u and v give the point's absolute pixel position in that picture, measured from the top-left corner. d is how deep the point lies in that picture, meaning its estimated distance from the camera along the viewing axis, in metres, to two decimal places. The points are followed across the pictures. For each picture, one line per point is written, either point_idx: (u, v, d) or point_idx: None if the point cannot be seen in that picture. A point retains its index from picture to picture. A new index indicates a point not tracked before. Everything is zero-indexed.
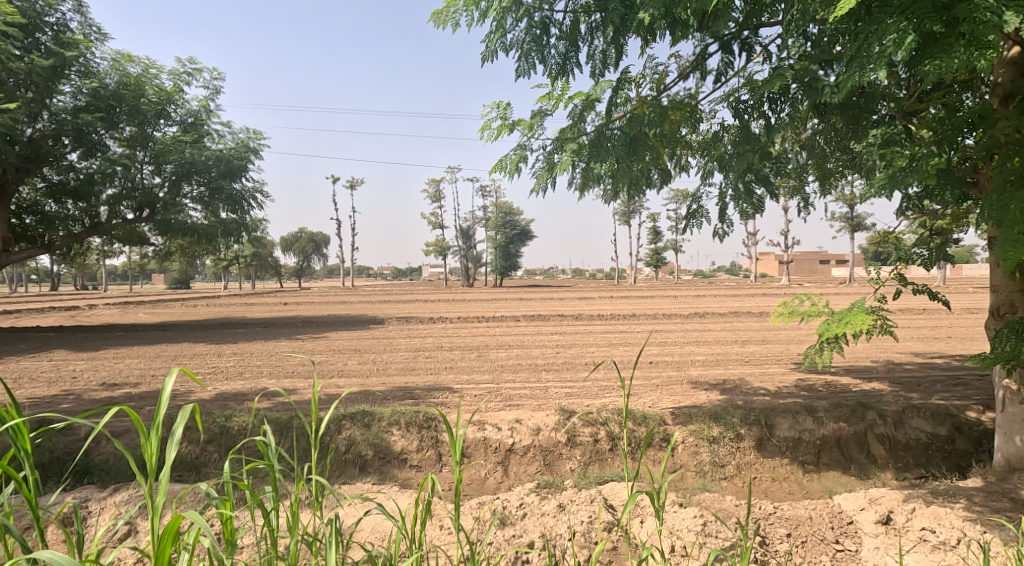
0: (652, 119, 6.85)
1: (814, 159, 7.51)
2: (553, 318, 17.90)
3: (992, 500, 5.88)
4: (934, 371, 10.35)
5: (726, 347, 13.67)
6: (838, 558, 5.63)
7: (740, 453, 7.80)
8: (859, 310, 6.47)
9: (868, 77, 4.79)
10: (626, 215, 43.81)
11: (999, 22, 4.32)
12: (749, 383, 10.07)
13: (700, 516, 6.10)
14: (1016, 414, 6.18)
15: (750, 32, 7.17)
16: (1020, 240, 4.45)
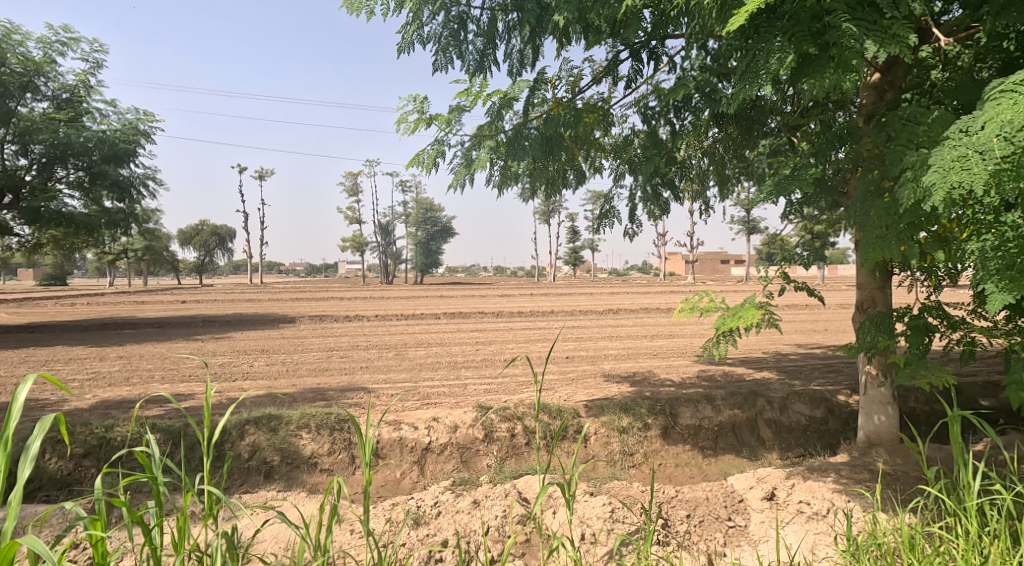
0: (567, 121, 7.17)
1: (715, 165, 8.06)
2: (472, 315, 18.13)
3: (856, 473, 6.50)
4: (822, 362, 11.17)
5: (637, 341, 14.29)
6: (730, 534, 6.09)
7: (647, 441, 8.24)
8: (750, 305, 6.99)
9: (758, 90, 5.18)
10: (547, 214, 44.68)
11: (862, 47, 4.80)
12: (656, 375, 10.65)
13: (608, 503, 6.45)
14: (877, 396, 6.86)
15: (657, 43, 7.61)
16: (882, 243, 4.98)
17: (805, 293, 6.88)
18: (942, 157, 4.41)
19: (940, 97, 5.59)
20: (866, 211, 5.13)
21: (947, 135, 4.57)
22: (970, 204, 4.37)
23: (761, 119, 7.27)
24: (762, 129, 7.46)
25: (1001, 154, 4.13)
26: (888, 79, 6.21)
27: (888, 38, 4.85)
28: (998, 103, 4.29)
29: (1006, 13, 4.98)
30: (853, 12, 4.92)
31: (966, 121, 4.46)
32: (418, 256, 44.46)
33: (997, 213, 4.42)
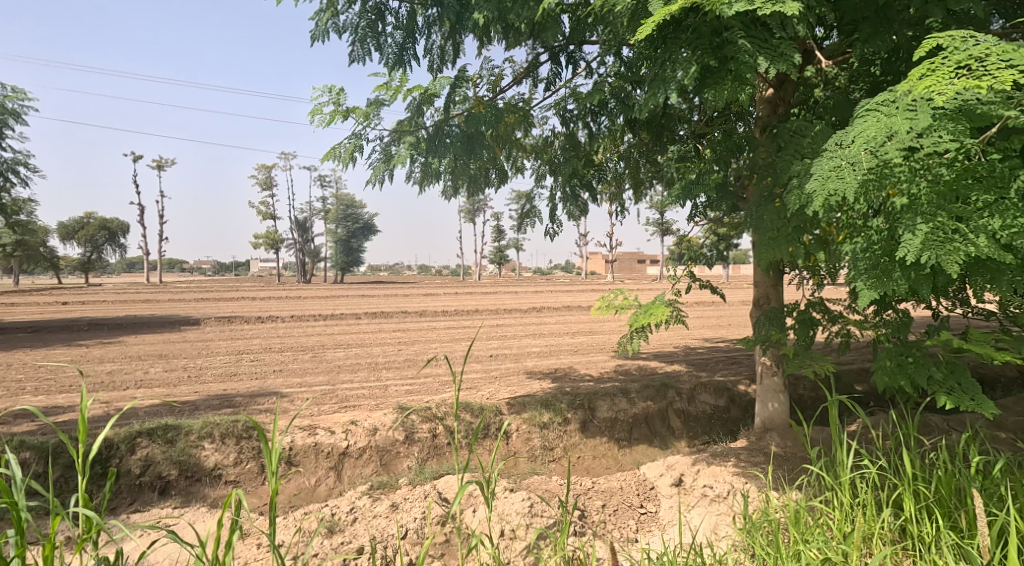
0: (489, 120, 7.32)
1: (630, 169, 8.41)
2: (393, 315, 18.10)
3: (753, 456, 6.98)
4: (729, 355, 11.78)
5: (558, 339, 14.63)
6: (642, 521, 6.42)
7: (566, 435, 8.51)
8: (660, 302, 7.33)
9: (666, 96, 5.50)
10: (472, 212, 44.85)
11: (755, 62, 5.14)
12: (576, 370, 11.02)
13: (528, 498, 6.64)
14: (772, 384, 7.37)
15: (575, 47, 7.89)
16: (774, 242, 5.39)
17: (709, 291, 7.27)
18: (821, 167, 4.77)
19: (821, 113, 6.18)
20: (761, 214, 5.55)
21: (826, 148, 4.92)
22: (845, 208, 4.75)
23: (671, 126, 7.75)
24: (671, 136, 7.90)
25: (868, 165, 4.49)
26: (780, 95, 6.68)
27: (776, 56, 5.20)
28: (866, 119, 4.66)
29: (873, 39, 5.53)
30: (748, 30, 5.27)
31: (839, 136, 4.83)
32: (337, 254, 43.78)
33: (866, 219, 4.79)
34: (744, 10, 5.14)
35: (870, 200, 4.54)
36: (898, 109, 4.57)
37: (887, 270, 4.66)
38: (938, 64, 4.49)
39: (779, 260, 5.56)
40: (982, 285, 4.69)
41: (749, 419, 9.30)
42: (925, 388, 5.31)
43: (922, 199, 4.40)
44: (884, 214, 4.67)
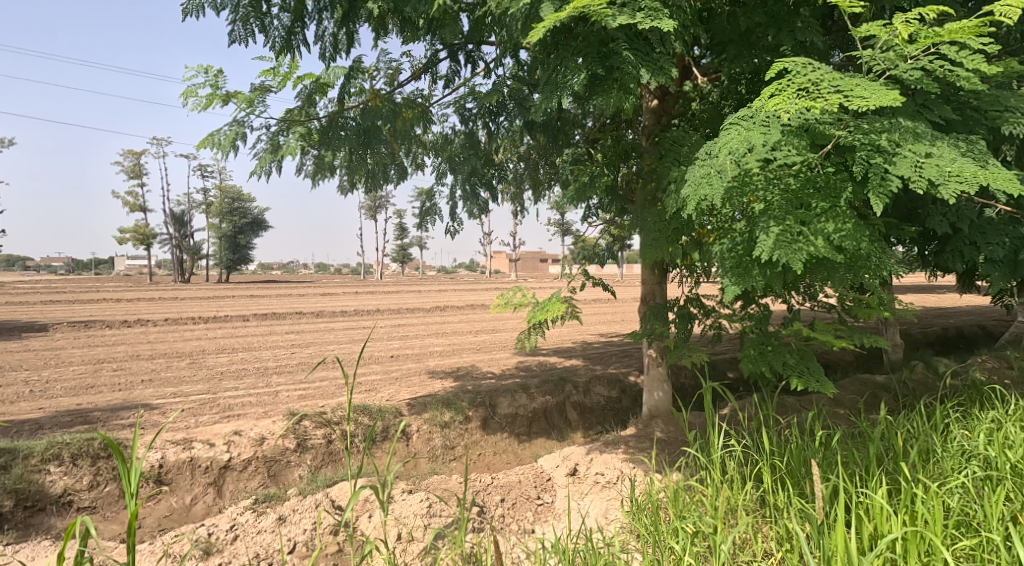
0: (386, 114, 7.34)
1: (530, 171, 8.71)
2: (285, 316, 17.71)
3: (640, 442, 7.43)
4: (622, 349, 12.33)
5: (461, 337, 14.79)
6: (540, 511, 6.63)
7: (467, 433, 8.66)
8: (556, 299, 7.61)
9: (557, 103, 5.68)
10: (373, 209, 44.38)
11: (638, 74, 5.44)
12: (478, 368, 11.23)
13: (426, 498, 6.58)
14: (657, 374, 7.92)
15: (474, 47, 8.06)
16: (656, 241, 5.92)
17: (602, 288, 7.61)
18: (694, 173, 5.09)
19: (696, 125, 6.79)
20: (646, 217, 6.15)
21: (698, 156, 5.29)
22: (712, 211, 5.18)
23: (567, 131, 8.20)
24: (568, 139, 8.32)
25: (732, 174, 4.81)
26: (664, 106, 7.23)
27: (656, 68, 5.58)
28: (731, 131, 5.00)
29: (738, 60, 6.24)
30: (632, 43, 5.57)
31: (709, 146, 5.17)
32: (224, 250, 42.36)
33: (732, 223, 5.22)
34: (628, 23, 5.43)
35: (733, 204, 4.97)
36: (756, 123, 4.97)
37: (748, 267, 5.13)
38: (784, 84, 4.82)
39: (660, 259, 6.06)
40: (823, 281, 5.24)
41: (640, 408, 9.81)
42: (781, 373, 5.78)
43: (775, 205, 4.87)
44: (745, 219, 5.12)
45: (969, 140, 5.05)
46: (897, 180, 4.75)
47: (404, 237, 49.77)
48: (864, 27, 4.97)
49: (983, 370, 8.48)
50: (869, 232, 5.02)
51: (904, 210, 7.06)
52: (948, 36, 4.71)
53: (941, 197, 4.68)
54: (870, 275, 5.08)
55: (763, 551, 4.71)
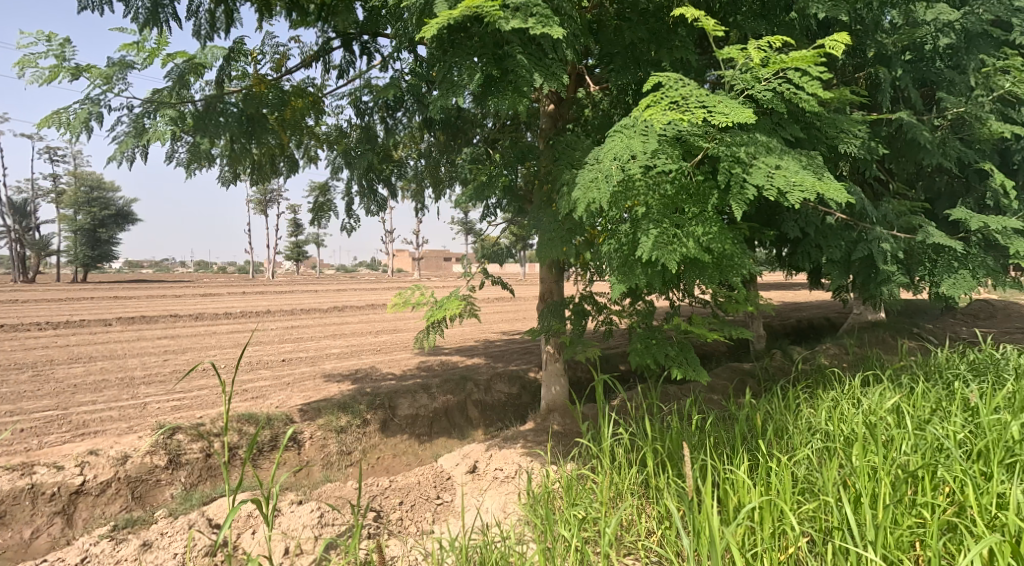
0: (272, 102, 7.18)
1: (431, 168, 8.61)
2: (158, 319, 16.83)
3: (538, 436, 7.75)
4: (522, 347, 12.56)
5: (360, 338, 14.63)
6: (440, 511, 6.67)
7: (365, 437, 8.60)
8: (455, 297, 7.69)
9: (450, 102, 5.77)
10: (262, 205, 42.88)
11: (532, 77, 5.63)
12: (377, 369, 11.15)
13: (317, 508, 6.27)
14: (555, 369, 8.20)
15: (370, 38, 7.81)
16: (552, 241, 6.14)
17: (500, 287, 7.75)
18: (584, 177, 5.33)
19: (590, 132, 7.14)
20: (541, 217, 6.41)
21: (587, 160, 5.54)
22: (601, 214, 5.44)
23: (466, 130, 8.39)
24: (466, 138, 8.52)
25: (617, 179, 5.10)
26: (560, 111, 7.46)
27: (549, 74, 5.71)
28: (614, 138, 5.28)
29: (624, 72, 6.49)
30: (526, 47, 5.74)
31: (595, 152, 5.44)
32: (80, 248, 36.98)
33: (618, 225, 5.48)
34: (522, 27, 5.57)
35: (617, 207, 5.21)
36: (636, 132, 5.25)
37: (632, 265, 5.44)
38: (658, 97, 5.12)
39: (555, 258, 6.31)
40: (696, 279, 5.61)
41: (539, 403, 10.04)
42: (664, 364, 6.16)
43: (653, 207, 5.17)
44: (629, 220, 5.41)
45: (810, 155, 5.52)
46: (753, 189, 5.13)
47: (297, 234, 48.40)
48: (725, 49, 5.35)
49: (825, 355, 9.33)
50: (732, 235, 5.40)
51: (764, 215, 7.62)
52: (789, 64, 5.11)
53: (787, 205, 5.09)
54: (735, 275, 5.45)
55: (649, 530, 5.07)
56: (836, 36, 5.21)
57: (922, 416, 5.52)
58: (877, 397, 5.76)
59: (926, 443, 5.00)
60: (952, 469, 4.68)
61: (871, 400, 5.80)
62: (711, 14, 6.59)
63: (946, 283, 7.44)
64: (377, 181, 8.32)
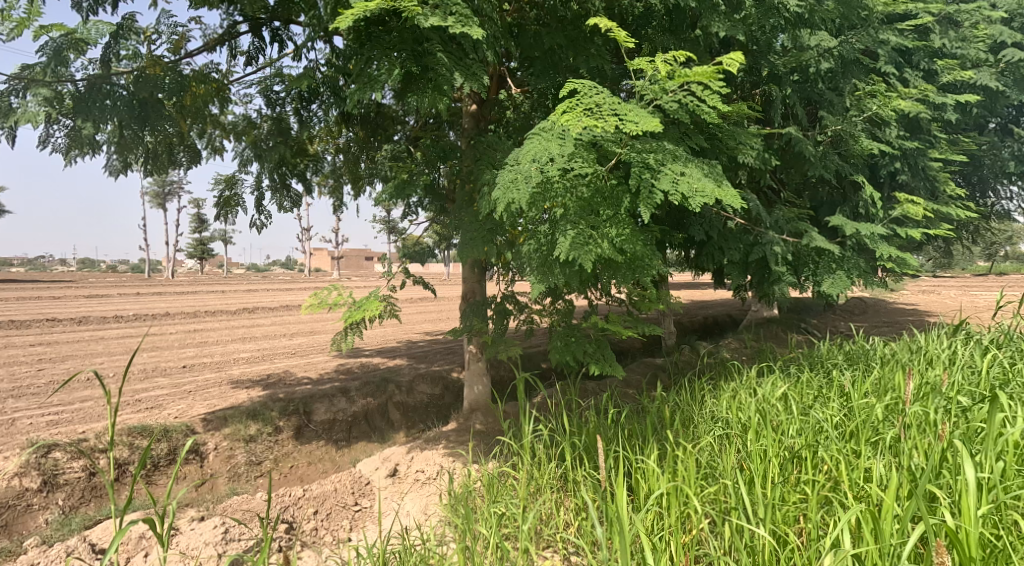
0: (169, 87, 6.87)
1: (349, 162, 8.50)
2: (33, 324, 15.77)
3: (460, 436, 7.79)
4: (445, 347, 12.57)
5: (273, 341, 14.29)
6: (358, 517, 6.63)
7: (276, 446, 8.40)
8: (374, 297, 7.64)
9: (367, 97, 5.76)
10: (160, 198, 41.04)
11: (452, 76, 5.67)
12: (292, 373, 10.92)
13: (221, 524, 6.06)
14: (477, 368, 8.26)
15: (281, 25, 7.52)
16: (474, 239, 6.21)
17: (421, 287, 7.72)
18: (503, 177, 5.37)
19: (511, 132, 7.29)
20: (463, 218, 6.50)
21: (506, 161, 5.62)
22: (520, 214, 5.52)
23: (386, 126, 8.41)
24: (387, 135, 8.48)
25: (536, 180, 5.19)
26: (482, 111, 7.59)
27: (469, 73, 5.80)
28: (533, 140, 5.36)
29: (543, 77, 6.72)
30: (445, 45, 5.77)
31: (514, 153, 5.50)
32: None
33: (538, 225, 5.61)
34: (442, 25, 5.60)
35: (537, 208, 5.33)
36: (554, 135, 5.38)
37: (550, 264, 5.55)
38: (574, 103, 5.22)
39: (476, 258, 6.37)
40: (611, 279, 5.80)
41: (461, 403, 10.07)
42: (582, 360, 6.31)
43: (570, 209, 5.30)
44: (549, 221, 5.55)
45: (711, 163, 5.77)
46: (661, 194, 5.33)
47: (201, 229, 46.66)
48: (636, 60, 5.48)
49: (730, 349, 9.77)
50: (643, 237, 5.60)
51: (673, 218, 7.98)
52: (693, 78, 5.30)
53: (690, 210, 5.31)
54: (647, 275, 5.66)
55: (567, 521, 5.21)
56: (733, 53, 5.45)
57: (805, 403, 5.82)
58: (770, 386, 6.05)
59: (807, 426, 5.27)
60: (829, 448, 4.94)
61: (763, 389, 6.09)
62: (623, 25, 6.95)
63: (826, 283, 8.02)
64: (291, 176, 8.19)
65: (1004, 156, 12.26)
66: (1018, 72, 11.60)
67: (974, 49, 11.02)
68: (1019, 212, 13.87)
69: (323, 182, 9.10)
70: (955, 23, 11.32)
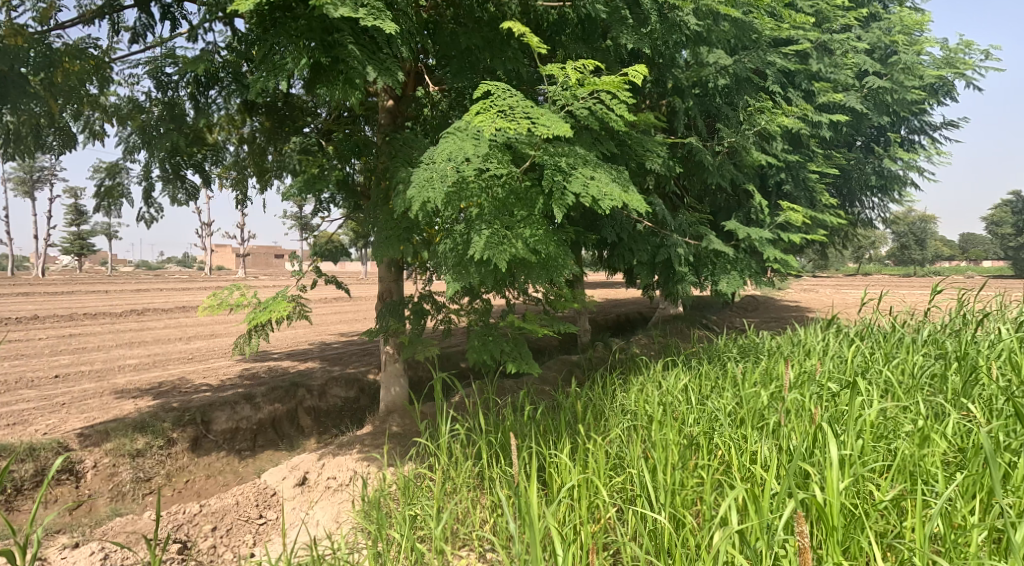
0: (36, 61, 6.38)
1: (253, 155, 8.26)
2: None
3: (375, 440, 7.73)
4: (360, 348, 12.44)
5: (167, 345, 13.71)
6: (262, 531, 6.47)
7: (170, 459, 8.04)
8: (281, 298, 7.49)
9: (273, 86, 5.64)
10: (27, 185, 38.26)
11: (364, 70, 5.65)
12: (189, 381, 10.51)
13: (99, 549, 5.83)
14: (394, 370, 8.29)
15: (174, 5, 7.26)
16: (390, 237, 6.21)
17: (333, 287, 7.60)
18: (418, 175, 5.39)
19: (429, 131, 7.32)
20: (378, 216, 6.48)
21: (421, 161, 5.65)
22: (436, 214, 5.57)
23: (294, 117, 8.26)
24: (295, 127, 8.22)
25: (451, 179, 5.23)
26: (399, 107, 7.55)
27: (383, 68, 5.81)
28: (448, 140, 5.44)
29: (460, 75, 6.71)
30: (357, 38, 5.72)
31: (429, 152, 5.55)
32: None
33: (454, 225, 5.67)
34: (353, 17, 5.56)
35: (452, 208, 5.35)
36: (468, 136, 5.47)
37: (465, 264, 5.63)
38: (487, 104, 5.31)
39: (392, 257, 6.33)
40: (525, 278, 5.90)
41: (377, 405, 10.00)
42: (500, 358, 6.38)
43: (485, 209, 5.39)
44: (464, 221, 5.62)
45: (619, 168, 5.95)
46: (572, 197, 5.47)
47: (76, 222, 43.94)
48: (548, 66, 5.65)
49: (640, 345, 10.08)
50: (556, 237, 5.73)
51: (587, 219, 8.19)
52: (602, 86, 5.47)
53: (599, 213, 5.48)
54: (560, 275, 5.78)
55: (484, 519, 5.30)
56: (638, 66, 5.69)
57: (703, 394, 6.08)
58: (673, 379, 6.30)
59: (703, 414, 5.52)
60: (723, 435, 5.19)
61: (667, 382, 6.35)
62: (537, 31, 7.13)
63: (722, 282, 8.44)
64: (185, 166, 7.76)
65: (869, 171, 13.03)
66: (879, 98, 11.94)
67: (845, 75, 11.45)
68: (882, 219, 14.83)
69: (224, 174, 8.83)
70: (829, 50, 11.69)
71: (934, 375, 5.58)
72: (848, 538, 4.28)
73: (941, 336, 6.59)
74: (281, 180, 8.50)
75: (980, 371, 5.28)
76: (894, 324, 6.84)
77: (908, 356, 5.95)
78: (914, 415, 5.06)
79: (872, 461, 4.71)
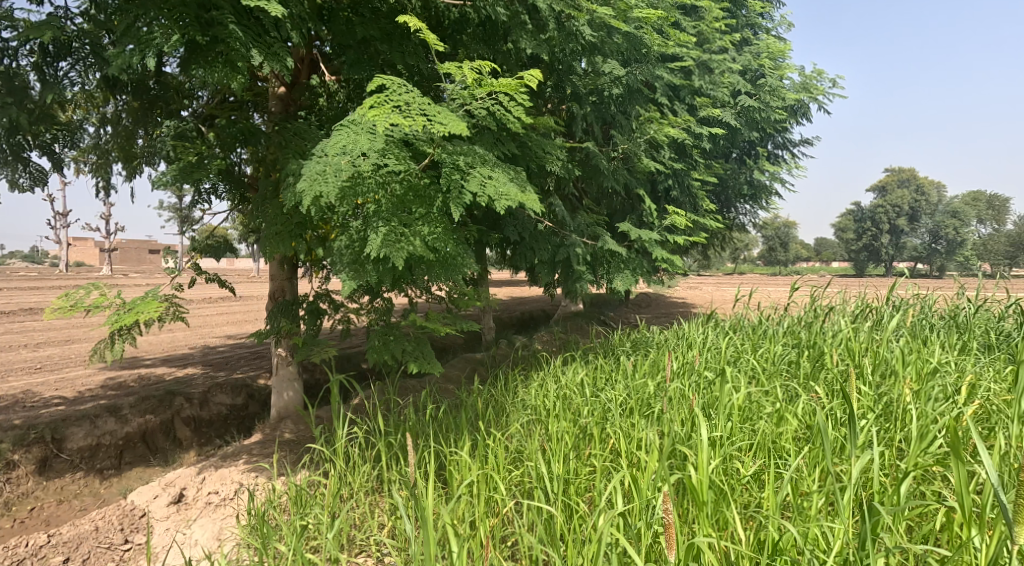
0: None
1: (119, 137, 7.78)
2: None
3: (263, 449, 7.53)
4: (248, 351, 12.04)
5: (14, 353, 12.74)
6: (125, 558, 6.15)
7: (11, 487, 7.51)
8: (152, 298, 7.16)
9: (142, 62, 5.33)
10: None
11: (247, 52, 5.44)
12: (39, 394, 9.81)
13: None
14: (287, 374, 8.12)
15: None
16: (279, 233, 6.07)
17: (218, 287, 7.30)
18: (309, 168, 5.35)
19: (324, 122, 7.20)
20: (266, 210, 6.33)
21: (313, 153, 5.61)
22: (332, 211, 5.51)
23: (169, 99, 7.76)
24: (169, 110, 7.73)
25: (346, 174, 5.20)
26: (291, 95, 7.45)
27: (269, 53, 5.64)
28: (341, 132, 5.43)
29: (358, 67, 6.62)
30: (239, 18, 5.54)
31: (322, 145, 5.53)
32: None
33: (350, 221, 5.64)
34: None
35: (348, 204, 5.31)
36: (363, 129, 5.45)
37: (362, 263, 5.59)
38: (383, 100, 5.29)
39: (283, 253, 6.24)
40: (422, 276, 5.90)
41: (268, 411, 9.77)
42: (401, 359, 6.35)
43: (383, 207, 5.36)
44: (361, 218, 5.59)
45: (516, 168, 6.05)
46: (469, 196, 5.53)
47: None
48: (446, 65, 5.69)
49: (542, 341, 10.30)
50: (454, 235, 5.77)
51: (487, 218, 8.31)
52: (500, 87, 5.56)
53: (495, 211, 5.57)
54: (458, 273, 5.82)
55: (382, 524, 5.28)
56: (533, 70, 5.80)
57: (597, 387, 6.30)
58: (570, 374, 6.49)
59: (596, 406, 5.72)
60: (615, 424, 5.40)
61: (565, 376, 6.53)
62: (437, 27, 7.14)
63: (617, 281, 8.76)
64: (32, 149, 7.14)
65: (742, 180, 13.81)
66: (751, 115, 12.50)
67: (723, 92, 12.07)
68: (755, 224, 15.78)
69: (83, 159, 8.29)
70: (707, 68, 12.39)
71: (792, 362, 6.06)
72: (718, 512, 4.52)
73: (798, 327, 7.14)
74: (153, 165, 8.18)
75: (828, 357, 5.81)
76: (760, 317, 7.35)
77: (772, 345, 6.40)
78: (773, 399, 5.44)
79: (739, 441, 5.03)
